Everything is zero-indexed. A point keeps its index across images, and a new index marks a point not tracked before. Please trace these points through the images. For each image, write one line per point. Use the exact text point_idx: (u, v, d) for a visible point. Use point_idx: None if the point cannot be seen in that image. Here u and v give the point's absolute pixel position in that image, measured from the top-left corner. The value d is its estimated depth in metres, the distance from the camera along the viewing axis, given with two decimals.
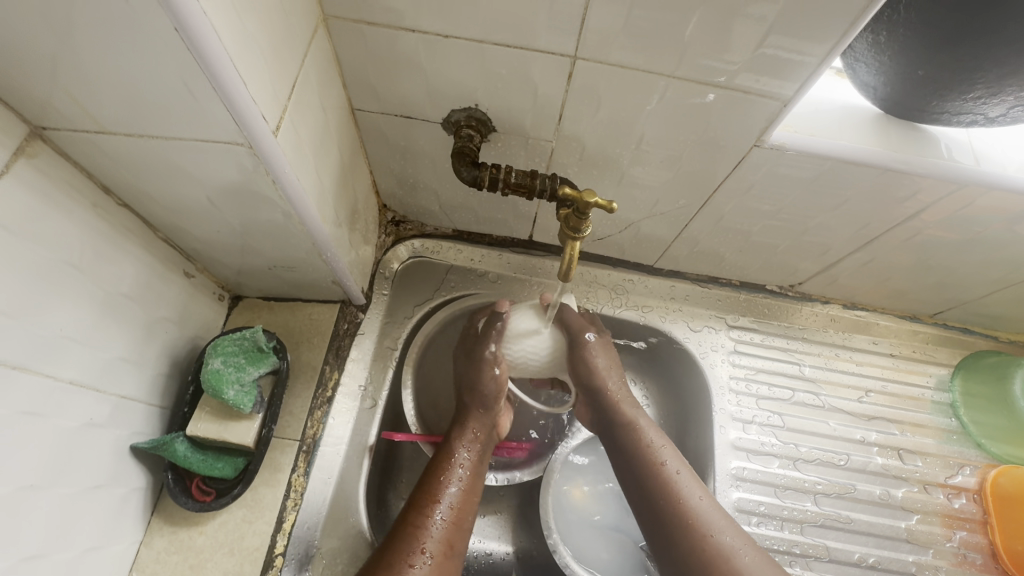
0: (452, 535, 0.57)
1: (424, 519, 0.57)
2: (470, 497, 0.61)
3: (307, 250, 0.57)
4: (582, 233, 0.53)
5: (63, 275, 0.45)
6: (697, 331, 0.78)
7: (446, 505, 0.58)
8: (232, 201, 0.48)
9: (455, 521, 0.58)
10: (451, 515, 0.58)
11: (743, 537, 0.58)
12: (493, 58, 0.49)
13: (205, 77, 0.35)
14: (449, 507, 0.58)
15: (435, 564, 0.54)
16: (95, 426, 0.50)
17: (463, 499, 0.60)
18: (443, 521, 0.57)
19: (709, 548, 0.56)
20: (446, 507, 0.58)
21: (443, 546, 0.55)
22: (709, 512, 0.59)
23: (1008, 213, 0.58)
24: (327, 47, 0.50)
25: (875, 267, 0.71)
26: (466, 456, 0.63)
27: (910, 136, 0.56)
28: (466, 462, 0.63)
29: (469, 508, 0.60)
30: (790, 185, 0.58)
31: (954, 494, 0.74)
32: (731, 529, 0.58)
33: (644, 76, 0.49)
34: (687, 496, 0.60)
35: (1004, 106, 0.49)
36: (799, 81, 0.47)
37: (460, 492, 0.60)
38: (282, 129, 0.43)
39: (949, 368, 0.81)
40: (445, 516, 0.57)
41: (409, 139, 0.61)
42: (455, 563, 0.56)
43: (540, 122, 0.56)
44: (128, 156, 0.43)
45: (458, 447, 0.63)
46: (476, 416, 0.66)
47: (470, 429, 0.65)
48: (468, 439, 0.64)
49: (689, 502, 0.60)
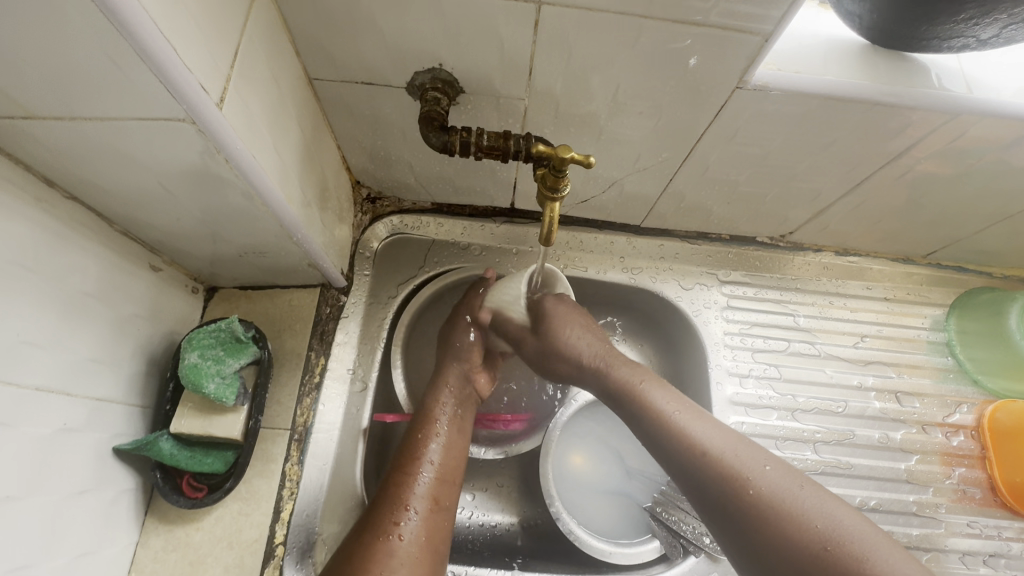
0: (439, 491, 0.56)
1: (409, 479, 0.56)
2: (453, 452, 0.60)
3: (277, 233, 0.54)
4: (561, 192, 0.51)
5: (13, 276, 0.42)
6: (688, 289, 0.76)
7: (431, 463, 0.58)
8: (188, 186, 0.45)
9: (441, 477, 0.57)
10: (437, 472, 0.57)
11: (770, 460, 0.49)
12: (453, 12, 0.46)
13: (122, 38, 0.31)
14: (434, 464, 0.57)
15: (422, 520, 0.53)
16: (71, 431, 0.48)
17: (446, 455, 0.59)
18: (429, 478, 0.56)
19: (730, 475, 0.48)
20: (431, 465, 0.58)
21: (428, 501, 0.55)
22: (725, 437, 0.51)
23: (1002, 143, 0.56)
24: (272, 11, 0.46)
25: (868, 209, 0.69)
26: (444, 411, 0.62)
27: (900, 66, 0.53)
28: (446, 419, 0.62)
29: (454, 463, 0.59)
30: (775, 129, 0.56)
31: (952, 432, 0.74)
32: (747, 449, 0.50)
33: (616, 19, 0.46)
34: (700, 427, 0.52)
35: (997, 26, 0.47)
36: (784, 7, 0.43)
37: (443, 448, 0.59)
38: (227, 101, 0.40)
39: (943, 308, 0.80)
40: (431, 473, 0.57)
41: (375, 108, 0.58)
42: (443, 518, 0.55)
43: (510, 79, 0.52)
44: (64, 143, 0.40)
45: (438, 404, 0.63)
46: (449, 376, 0.65)
47: (446, 384, 0.65)
48: (447, 395, 0.64)
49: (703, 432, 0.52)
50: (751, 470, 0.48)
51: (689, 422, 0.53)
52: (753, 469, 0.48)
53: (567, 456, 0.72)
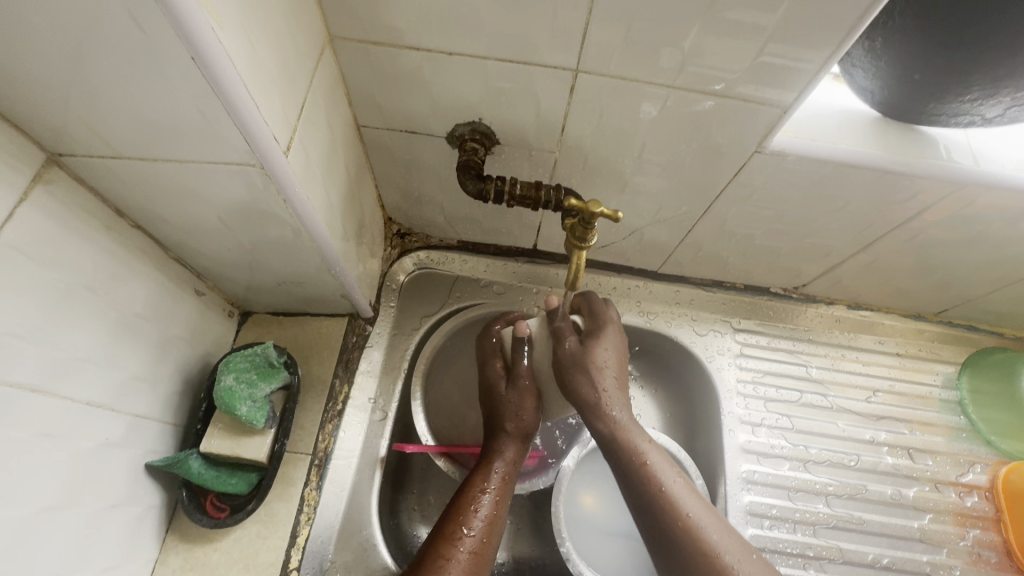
0: (475, 568, 0.54)
1: (449, 550, 0.54)
2: (496, 527, 0.58)
3: (316, 265, 0.58)
4: (588, 242, 0.54)
5: (78, 298, 0.45)
6: (702, 335, 0.78)
7: (472, 536, 0.56)
8: (243, 219, 0.49)
9: (481, 554, 0.55)
10: (477, 546, 0.55)
11: (747, 551, 0.54)
12: (496, 74, 0.50)
13: (217, 98, 0.35)
14: (475, 538, 0.56)
15: None
16: (111, 446, 0.50)
17: (488, 531, 0.57)
18: (467, 552, 0.55)
19: (707, 560, 0.53)
20: (472, 537, 0.56)
21: None
22: (695, 501, 0.56)
23: (1009, 212, 0.59)
24: (332, 67, 0.51)
25: (879, 268, 0.72)
26: (495, 480, 0.61)
27: (909, 138, 0.56)
28: (494, 490, 0.60)
29: (493, 539, 0.57)
30: (790, 190, 0.59)
31: (966, 492, 0.74)
32: (711, 519, 0.55)
33: (645, 87, 0.50)
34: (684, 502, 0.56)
35: (1001, 107, 0.50)
36: (798, 89, 0.48)
37: (486, 522, 0.57)
38: (291, 148, 0.44)
39: (955, 366, 0.81)
40: (470, 548, 0.55)
41: (414, 153, 0.62)
42: None
43: (543, 134, 0.56)
44: (140, 179, 0.44)
45: (487, 474, 0.61)
46: (503, 437, 0.64)
47: (500, 456, 0.63)
48: (498, 468, 0.62)
49: (689, 511, 0.55)
50: (732, 559, 0.52)
51: (661, 470, 0.58)
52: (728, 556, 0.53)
53: (577, 496, 0.72)
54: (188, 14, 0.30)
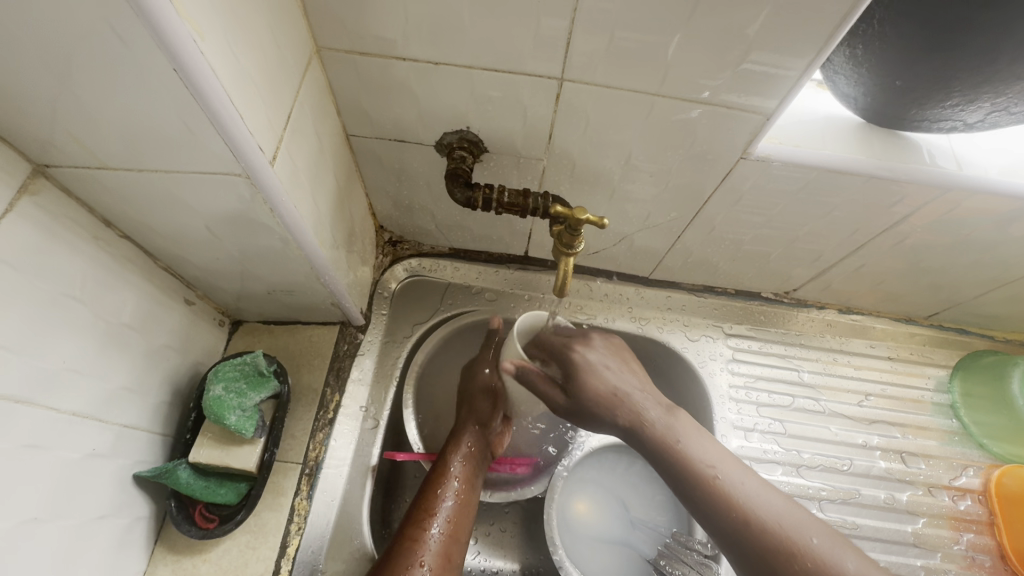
0: (450, 548, 0.55)
1: (422, 532, 0.55)
2: (467, 508, 0.59)
3: (305, 274, 0.58)
4: (575, 249, 0.54)
5: (64, 307, 0.45)
6: (694, 340, 0.78)
7: (443, 518, 0.57)
8: (230, 228, 0.49)
9: (453, 534, 0.57)
10: (449, 527, 0.57)
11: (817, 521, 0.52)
12: (483, 83, 0.51)
13: (202, 110, 0.36)
14: (447, 520, 0.57)
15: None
16: (97, 456, 0.50)
17: (459, 512, 0.58)
18: (439, 534, 0.56)
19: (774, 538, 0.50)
20: (443, 519, 0.57)
21: (440, 558, 0.54)
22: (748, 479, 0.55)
23: (995, 216, 0.59)
24: (321, 77, 0.51)
25: (868, 272, 0.72)
26: (459, 468, 0.62)
27: (894, 143, 0.57)
28: (460, 474, 0.61)
29: (464, 519, 0.58)
30: (777, 196, 0.59)
31: (959, 496, 0.74)
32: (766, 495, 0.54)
33: (630, 94, 0.50)
34: (747, 489, 0.54)
35: (982, 112, 0.51)
36: (780, 96, 0.48)
37: (456, 504, 0.59)
38: (278, 158, 0.44)
39: (947, 369, 0.82)
40: (442, 529, 0.56)
41: (403, 162, 0.62)
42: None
43: (531, 142, 0.57)
44: (128, 189, 0.44)
45: (451, 461, 0.62)
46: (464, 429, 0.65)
47: (463, 442, 0.64)
48: (461, 453, 0.63)
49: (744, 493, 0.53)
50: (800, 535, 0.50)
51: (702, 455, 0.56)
52: (809, 539, 0.50)
53: (570, 504, 0.72)
54: (169, 26, 0.31)
